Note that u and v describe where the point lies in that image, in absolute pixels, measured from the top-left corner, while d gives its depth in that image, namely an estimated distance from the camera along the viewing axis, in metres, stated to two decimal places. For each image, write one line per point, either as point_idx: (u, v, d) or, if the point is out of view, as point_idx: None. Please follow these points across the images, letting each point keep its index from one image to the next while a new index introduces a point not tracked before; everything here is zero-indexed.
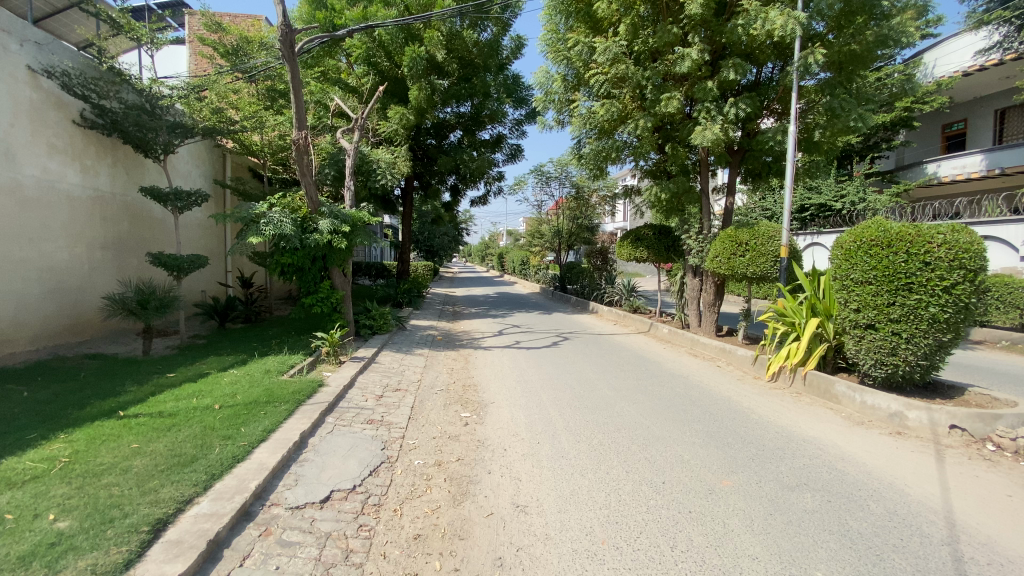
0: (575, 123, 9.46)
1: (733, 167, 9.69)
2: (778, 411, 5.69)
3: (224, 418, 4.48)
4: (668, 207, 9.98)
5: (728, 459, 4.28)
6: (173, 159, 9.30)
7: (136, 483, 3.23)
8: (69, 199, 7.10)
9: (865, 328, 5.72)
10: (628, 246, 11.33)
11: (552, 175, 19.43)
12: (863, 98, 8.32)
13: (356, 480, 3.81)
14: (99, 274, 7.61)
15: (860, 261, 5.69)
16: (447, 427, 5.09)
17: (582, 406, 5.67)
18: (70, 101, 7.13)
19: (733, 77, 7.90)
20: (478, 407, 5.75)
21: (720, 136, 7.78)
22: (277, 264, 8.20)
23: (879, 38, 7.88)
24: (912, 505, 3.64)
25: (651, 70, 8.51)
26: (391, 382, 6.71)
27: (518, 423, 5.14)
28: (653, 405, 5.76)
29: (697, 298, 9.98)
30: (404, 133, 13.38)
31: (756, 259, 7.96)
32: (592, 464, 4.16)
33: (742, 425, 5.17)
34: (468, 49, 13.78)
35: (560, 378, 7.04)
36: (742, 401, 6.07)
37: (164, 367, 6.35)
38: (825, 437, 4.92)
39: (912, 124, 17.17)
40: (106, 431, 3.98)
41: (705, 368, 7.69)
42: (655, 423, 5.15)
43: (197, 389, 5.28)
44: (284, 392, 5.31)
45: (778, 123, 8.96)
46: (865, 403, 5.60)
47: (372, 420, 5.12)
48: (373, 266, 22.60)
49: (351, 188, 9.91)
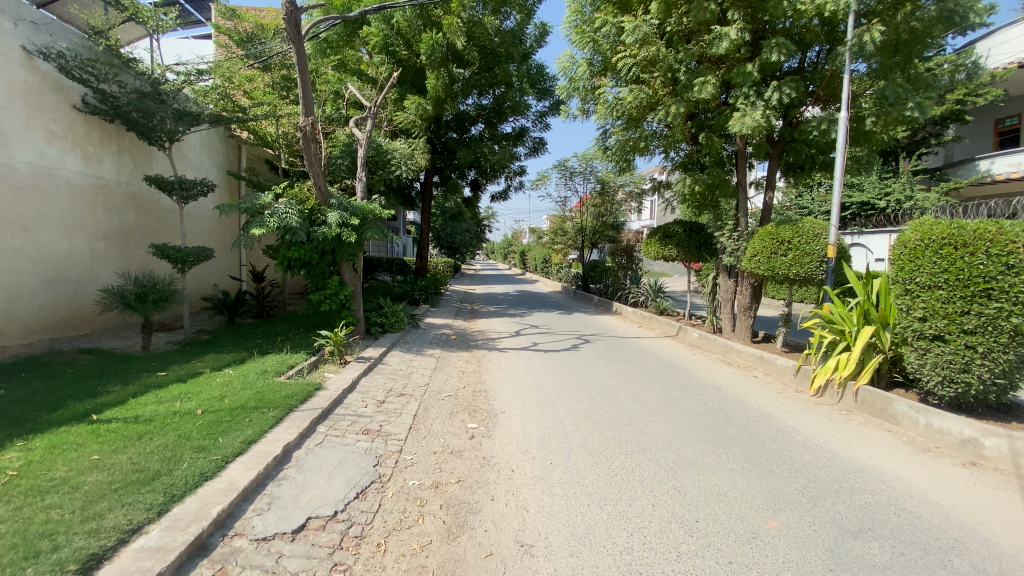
0: (601, 111, 8.81)
1: (773, 159, 8.92)
2: (828, 433, 4.99)
3: (204, 425, 4.06)
4: (700, 201, 9.29)
5: (773, 494, 3.65)
6: (183, 148, 9.06)
7: (80, 506, 2.85)
8: (69, 187, 6.88)
9: (931, 339, 4.97)
10: (656, 244, 10.59)
11: (576, 170, 18.71)
12: (924, 84, 7.39)
13: (339, 505, 3.32)
14: (100, 266, 7.37)
15: (927, 262, 4.92)
16: (451, 440, 4.58)
17: (602, 420, 5.09)
18: (70, 85, 6.90)
19: (778, 58, 7.09)
20: (486, 417, 5.22)
21: (761, 123, 7.03)
22: (283, 257, 7.84)
23: (943, 14, 6.90)
24: (1007, 561, 2.94)
25: (685, 52, 7.79)
26: (396, 385, 6.22)
27: (530, 438, 4.60)
28: (683, 421, 5.15)
29: (731, 301, 9.23)
30: (422, 124, 12.95)
31: (799, 259, 7.22)
32: (611, 493, 3.60)
33: (786, 449, 4.52)
34: (489, 38, 13.09)
35: (579, 385, 6.48)
36: (786, 419, 5.39)
37: (159, 364, 6.03)
38: (887, 467, 4.22)
39: (965, 118, 15.91)
40: (71, 440, 3.66)
41: (741, 379, 6.98)
42: (686, 443, 4.53)
43: (183, 391, 4.91)
44: (274, 397, 4.88)
45: (825, 111, 8.14)
46: (931, 426, 4.87)
47: (369, 430, 4.63)
48: (394, 262, 22.42)
49: (363, 180, 9.48)
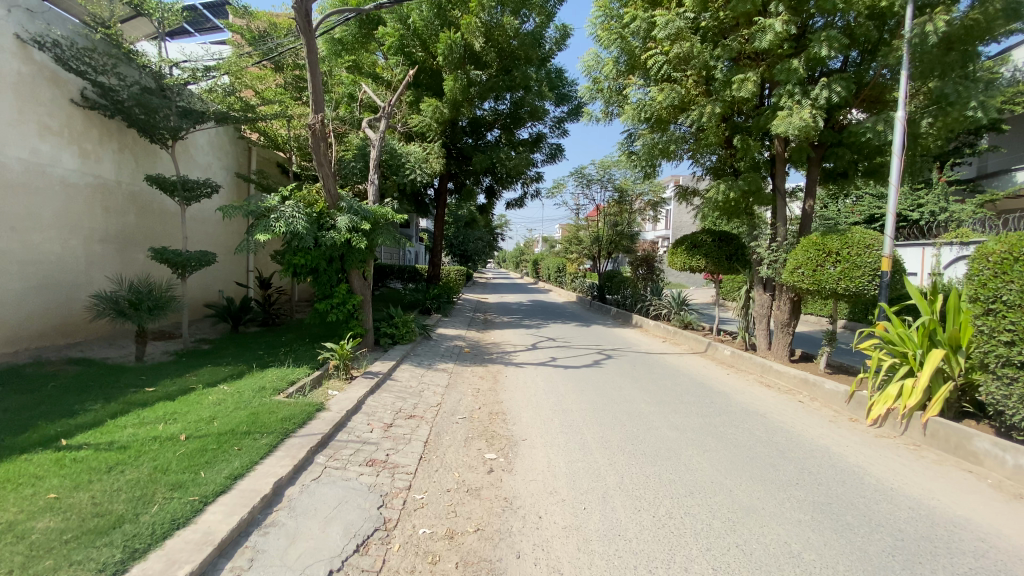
0: (627, 113, 8.26)
1: (813, 164, 8.30)
2: (901, 474, 4.35)
3: (186, 455, 3.54)
4: (732, 209, 8.66)
5: (857, 557, 3.03)
6: (189, 148, 8.72)
7: (18, 566, 2.32)
8: (64, 185, 6.49)
9: (1020, 367, 4.30)
10: (683, 254, 9.98)
11: (594, 177, 18.16)
12: (990, 83, 6.72)
13: (334, 562, 2.76)
14: (96, 269, 6.97)
15: (1019, 278, 4.26)
16: (467, 475, 4.01)
17: (638, 452, 4.49)
18: (69, 78, 6.55)
19: (828, 53, 6.47)
20: (506, 446, 4.65)
21: (809, 123, 6.39)
22: (289, 264, 7.38)
23: (1011, 6, 6.26)
24: None
25: (722, 48, 7.20)
26: (406, 405, 5.66)
27: (558, 474, 4.02)
28: (730, 455, 4.54)
29: (767, 316, 8.56)
30: (437, 128, 12.55)
31: (850, 273, 6.56)
32: (662, 552, 2.99)
33: (858, 496, 3.89)
34: (508, 40, 12.60)
35: (607, 408, 5.88)
36: (848, 455, 4.75)
37: (150, 377, 5.54)
38: (983, 521, 3.58)
39: (1003, 127, 15.18)
40: (29, 472, 3.15)
41: (785, 404, 6.32)
42: (740, 485, 3.92)
43: (169, 411, 4.40)
44: (269, 419, 4.34)
45: (874, 114, 7.51)
46: (1021, 468, 4.20)
47: (374, 461, 4.05)
48: (405, 270, 22.01)
49: (375, 183, 9.01)
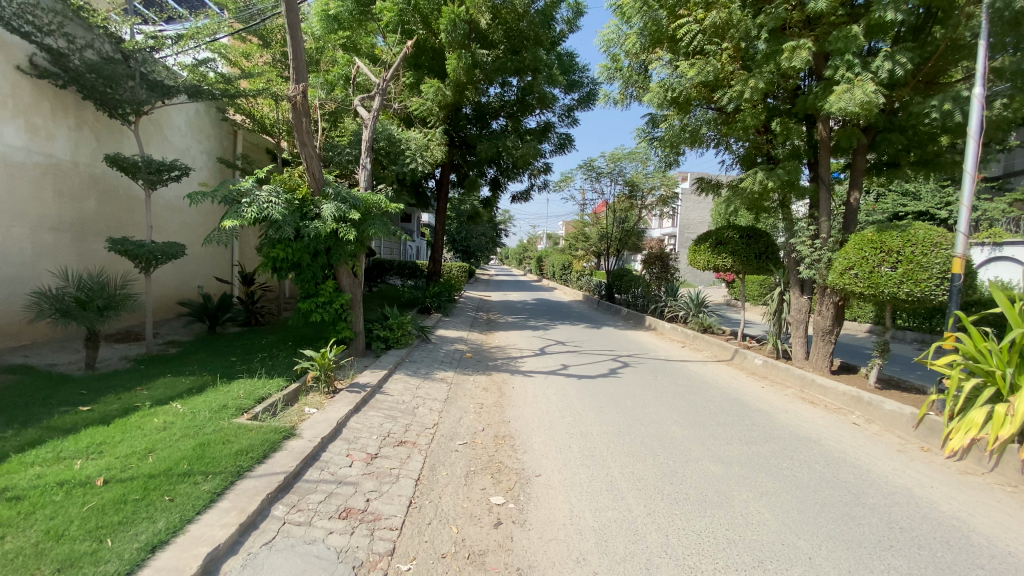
0: (652, 92, 7.33)
1: (860, 153, 7.36)
2: (1015, 530, 3.43)
3: (96, 510, 2.67)
4: (768, 202, 7.72)
5: None
6: (161, 127, 7.85)
7: None
8: (7, 164, 5.65)
9: None
10: (707, 252, 9.07)
11: (603, 171, 17.19)
12: None
13: None
14: (44, 261, 6.14)
15: None
16: (468, 530, 3.14)
17: (683, 498, 3.59)
18: (13, 42, 5.69)
19: (894, 18, 5.51)
20: (516, 485, 3.76)
21: (873, 99, 5.43)
22: (267, 257, 6.50)
23: None
24: None
25: (765, 14, 6.24)
26: (396, 428, 4.77)
27: (584, 530, 3.14)
28: (796, 503, 3.62)
29: (804, 322, 7.64)
30: (439, 113, 11.61)
31: (914, 276, 5.64)
32: None
33: (975, 567, 2.97)
34: (517, 19, 11.64)
35: (634, 432, 4.99)
36: (937, 500, 3.84)
37: (91, 391, 4.67)
38: None
39: None
40: None
41: (840, 427, 5.41)
42: (821, 552, 3.01)
43: (97, 441, 3.53)
44: (221, 453, 3.46)
45: (937, 93, 6.55)
46: None
47: (349, 512, 3.17)
48: (406, 266, 21.14)
49: (368, 168, 8.08)
